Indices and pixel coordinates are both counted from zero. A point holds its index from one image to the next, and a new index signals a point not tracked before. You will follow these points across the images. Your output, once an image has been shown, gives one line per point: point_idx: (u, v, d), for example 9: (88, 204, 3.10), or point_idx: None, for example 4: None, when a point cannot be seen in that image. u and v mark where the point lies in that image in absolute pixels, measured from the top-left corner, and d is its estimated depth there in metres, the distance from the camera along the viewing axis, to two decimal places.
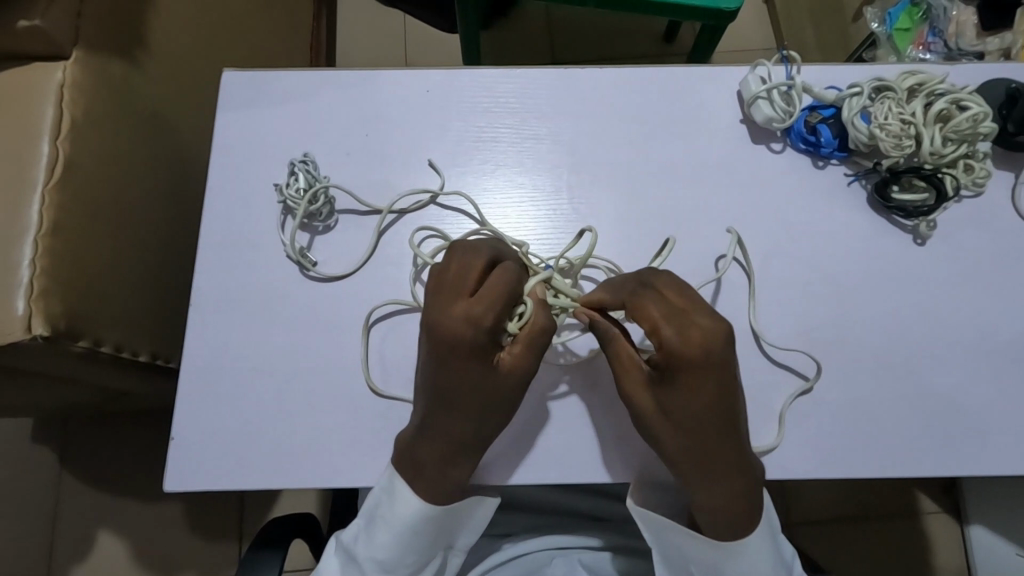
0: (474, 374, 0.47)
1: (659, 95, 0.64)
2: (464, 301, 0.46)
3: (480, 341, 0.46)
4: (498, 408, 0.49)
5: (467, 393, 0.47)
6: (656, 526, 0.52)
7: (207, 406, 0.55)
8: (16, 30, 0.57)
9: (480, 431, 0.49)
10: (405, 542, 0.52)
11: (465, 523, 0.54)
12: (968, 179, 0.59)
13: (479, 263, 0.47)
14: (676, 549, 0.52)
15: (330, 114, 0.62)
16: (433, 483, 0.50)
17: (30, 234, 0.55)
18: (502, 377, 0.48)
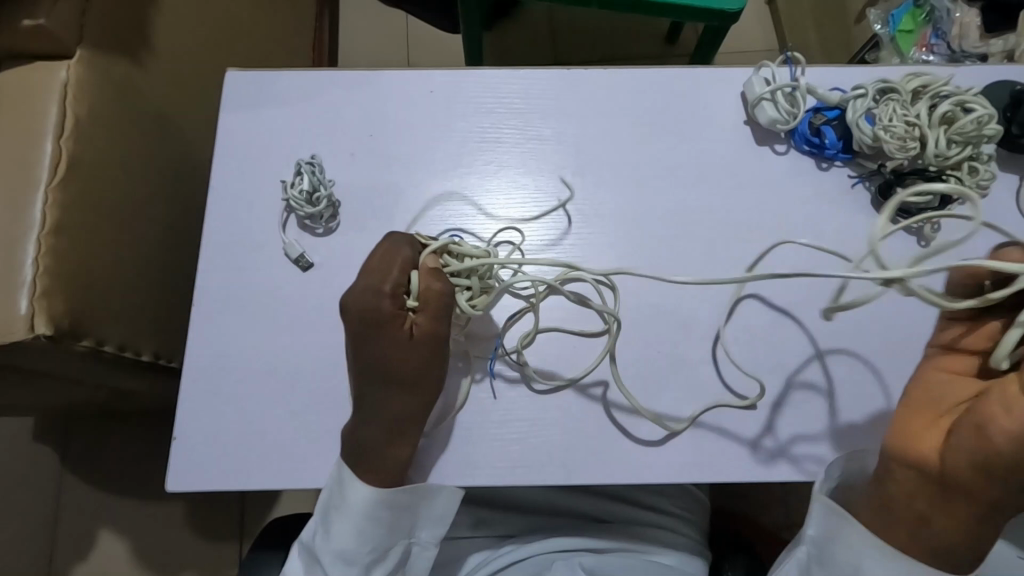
0: (382, 343, 0.50)
1: (663, 97, 0.63)
2: (369, 275, 0.50)
3: (385, 310, 0.50)
4: (415, 377, 0.50)
5: (382, 363, 0.50)
6: (845, 528, 0.47)
7: (210, 406, 0.54)
8: (20, 29, 0.57)
9: (406, 401, 0.50)
10: (358, 530, 0.51)
11: (421, 510, 0.53)
12: (973, 181, 0.58)
13: (383, 242, 0.52)
14: (843, 565, 0.47)
15: (334, 114, 0.62)
16: (374, 464, 0.50)
17: (33, 233, 0.55)
18: (413, 344, 0.50)
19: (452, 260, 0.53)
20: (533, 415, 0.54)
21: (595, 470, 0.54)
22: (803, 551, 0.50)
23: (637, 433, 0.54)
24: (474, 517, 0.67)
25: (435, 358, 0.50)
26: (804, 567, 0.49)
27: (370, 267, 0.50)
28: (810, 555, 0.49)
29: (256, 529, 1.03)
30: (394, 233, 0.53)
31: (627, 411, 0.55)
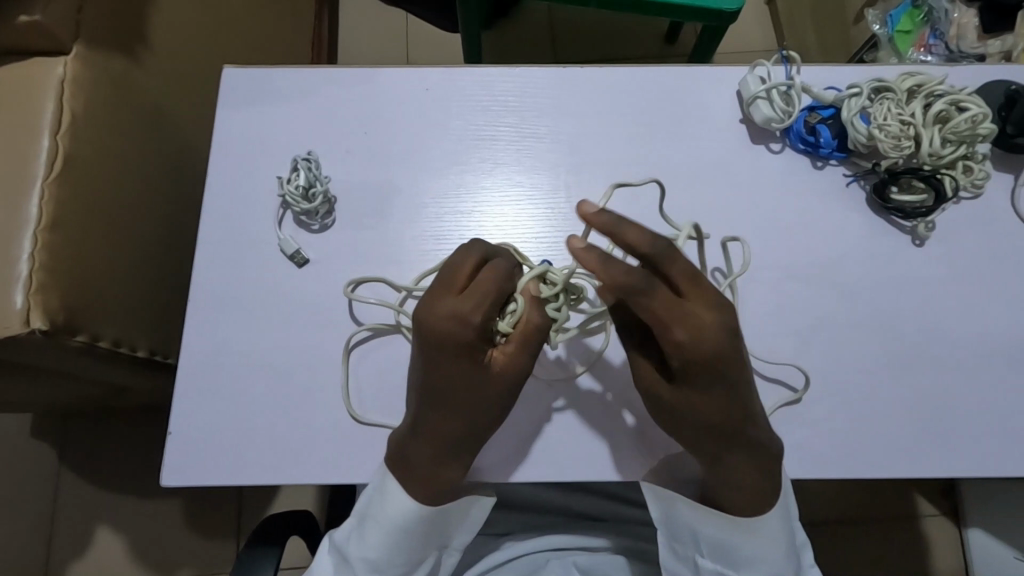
0: (466, 373, 0.47)
1: (658, 95, 0.64)
2: (461, 299, 0.45)
3: (475, 341, 0.45)
4: (490, 410, 0.48)
5: (461, 392, 0.47)
6: (666, 504, 0.52)
7: (205, 402, 0.55)
8: (17, 25, 0.57)
9: (472, 430, 0.48)
10: (395, 541, 0.52)
11: (457, 521, 0.54)
12: (966, 180, 0.59)
13: (471, 257, 0.47)
14: (685, 531, 0.52)
15: (330, 111, 0.62)
16: (426, 483, 0.50)
17: (28, 228, 0.55)
18: (492, 375, 0.47)
19: (546, 288, 0.48)
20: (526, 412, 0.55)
21: (588, 466, 0.54)
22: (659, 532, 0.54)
23: (632, 431, 0.54)
24: None
25: (512, 391, 0.48)
26: (668, 546, 0.54)
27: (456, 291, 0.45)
28: (664, 532, 0.54)
29: (253, 526, 1.03)
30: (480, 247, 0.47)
31: (621, 409, 0.55)
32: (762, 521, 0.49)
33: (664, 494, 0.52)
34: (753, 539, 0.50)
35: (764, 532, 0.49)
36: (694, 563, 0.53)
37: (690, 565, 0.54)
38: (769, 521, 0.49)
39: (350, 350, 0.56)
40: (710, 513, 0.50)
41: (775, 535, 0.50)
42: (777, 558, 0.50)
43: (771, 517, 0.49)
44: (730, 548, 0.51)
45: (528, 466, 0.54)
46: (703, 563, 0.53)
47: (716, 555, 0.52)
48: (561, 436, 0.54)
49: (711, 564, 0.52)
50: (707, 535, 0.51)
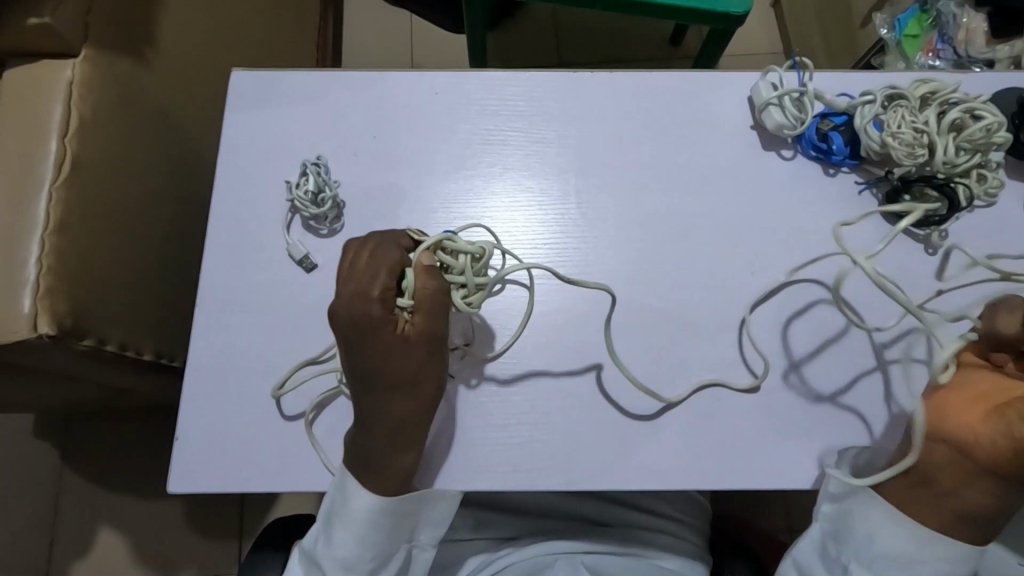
0: (387, 349, 0.49)
1: (669, 100, 0.63)
2: (366, 277, 0.49)
3: (383, 314, 0.49)
4: (419, 380, 0.49)
5: (387, 367, 0.49)
6: (852, 496, 0.50)
7: (211, 408, 0.54)
8: (26, 27, 0.57)
9: (406, 406, 0.49)
10: (361, 536, 0.51)
11: (422, 513, 0.53)
12: (981, 189, 0.58)
13: (368, 245, 0.51)
14: (860, 533, 0.49)
15: (338, 115, 0.62)
16: (384, 474, 0.50)
17: (36, 232, 0.54)
18: (410, 346, 0.49)
19: (446, 257, 0.51)
20: (535, 418, 0.54)
21: (597, 474, 0.53)
22: (818, 529, 0.51)
23: (642, 440, 0.54)
24: (474, 519, 0.67)
25: (434, 357, 0.50)
26: (815, 541, 0.51)
27: (356, 274, 0.49)
28: (820, 526, 0.51)
29: (256, 528, 1.03)
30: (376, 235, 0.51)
31: (631, 417, 0.54)
32: (959, 552, 0.48)
33: (867, 490, 0.49)
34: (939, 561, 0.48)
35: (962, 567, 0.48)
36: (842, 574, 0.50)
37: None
38: (969, 557, 0.48)
39: (311, 424, 0.54)
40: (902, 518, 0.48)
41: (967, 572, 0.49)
42: None
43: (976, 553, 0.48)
44: (905, 565, 0.48)
45: (535, 475, 0.53)
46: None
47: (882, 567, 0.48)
48: (569, 445, 0.54)
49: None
50: (889, 546, 0.48)
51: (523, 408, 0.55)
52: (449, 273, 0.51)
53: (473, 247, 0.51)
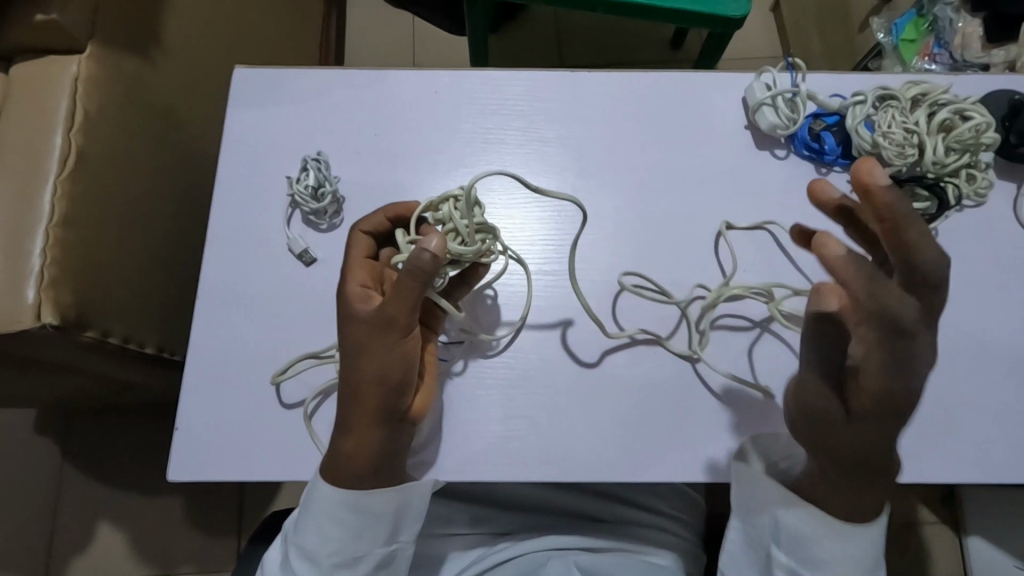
0: (347, 326, 0.48)
1: (666, 101, 0.64)
2: (352, 255, 0.51)
3: (351, 290, 0.49)
4: (376, 359, 0.47)
5: (346, 345, 0.48)
6: (754, 488, 0.51)
7: (211, 399, 0.55)
8: (34, 23, 0.58)
9: (362, 387, 0.48)
10: (329, 531, 0.50)
11: (402, 510, 0.52)
12: (970, 189, 0.59)
13: (359, 230, 0.52)
14: (768, 524, 0.51)
15: (339, 112, 0.63)
16: (338, 465, 0.49)
17: (42, 224, 0.55)
18: (369, 321, 0.47)
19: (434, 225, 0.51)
20: (531, 411, 0.55)
21: (592, 468, 0.54)
22: (736, 519, 0.53)
23: (635, 434, 0.55)
24: (470, 514, 0.67)
25: (393, 335, 0.47)
26: (739, 529, 0.53)
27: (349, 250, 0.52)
28: (738, 515, 0.53)
29: (254, 523, 1.04)
30: (365, 219, 0.52)
31: (625, 411, 0.55)
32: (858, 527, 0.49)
33: (765, 486, 0.51)
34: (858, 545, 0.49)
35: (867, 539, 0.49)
36: (767, 558, 0.51)
37: (764, 561, 0.52)
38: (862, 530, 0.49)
39: (310, 418, 0.54)
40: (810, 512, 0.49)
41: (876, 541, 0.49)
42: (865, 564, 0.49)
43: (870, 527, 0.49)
44: (810, 545, 0.49)
45: (530, 467, 0.54)
46: (777, 557, 0.50)
47: (793, 548, 0.50)
48: (562, 438, 0.55)
49: (785, 559, 0.50)
50: (789, 524, 0.50)
51: (517, 399, 0.55)
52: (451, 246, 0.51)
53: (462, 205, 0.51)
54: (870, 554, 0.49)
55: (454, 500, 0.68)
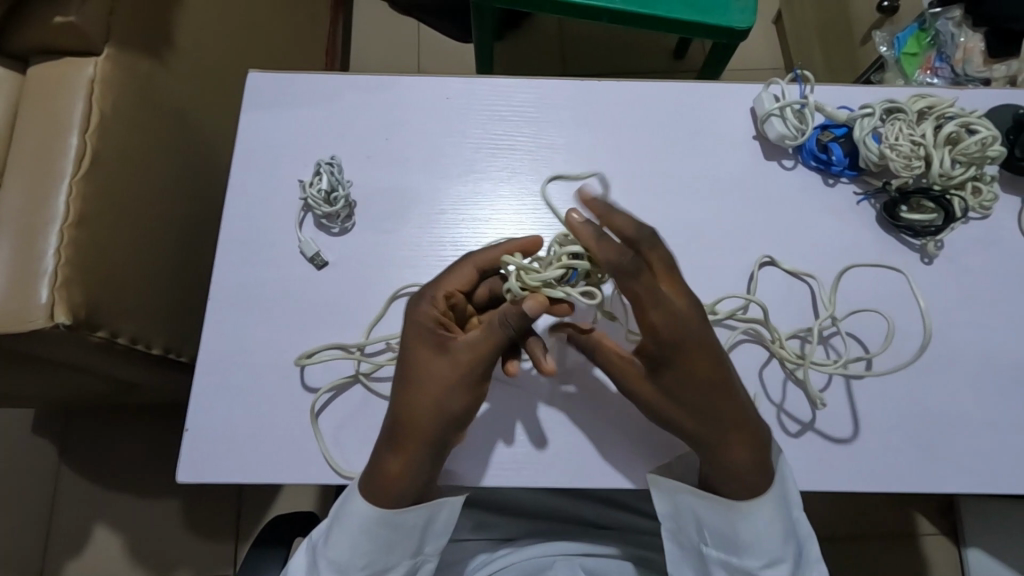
0: (428, 357, 0.49)
1: (676, 110, 0.65)
2: (445, 282, 0.50)
3: (437, 321, 0.49)
4: (457, 395, 0.49)
5: (420, 374, 0.48)
6: (672, 500, 0.53)
7: (221, 401, 0.55)
8: (53, 25, 0.59)
9: (437, 422, 0.48)
10: (360, 546, 0.51)
11: (430, 523, 0.52)
12: (975, 202, 0.60)
13: (469, 263, 0.50)
14: (687, 515, 0.53)
15: (351, 117, 0.64)
16: (377, 481, 0.50)
17: (56, 223, 0.56)
18: (462, 360, 0.48)
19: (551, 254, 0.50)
20: (541, 415, 0.55)
21: (601, 473, 0.54)
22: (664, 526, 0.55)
23: (645, 439, 0.55)
24: (476, 519, 0.67)
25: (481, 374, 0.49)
26: (671, 534, 0.55)
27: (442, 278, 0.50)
28: (668, 522, 0.54)
29: (254, 527, 1.03)
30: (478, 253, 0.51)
31: (634, 416, 0.55)
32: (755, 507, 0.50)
33: (671, 483, 0.52)
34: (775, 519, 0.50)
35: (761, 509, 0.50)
36: (699, 554, 0.54)
37: (695, 555, 0.54)
38: (766, 506, 0.50)
39: (317, 414, 0.55)
40: (705, 496, 0.51)
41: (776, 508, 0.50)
42: (779, 534, 0.50)
43: (769, 502, 0.50)
44: (730, 533, 0.51)
45: (539, 470, 0.54)
46: (707, 553, 0.53)
47: (719, 540, 0.52)
48: (572, 444, 0.55)
49: (715, 554, 0.52)
50: (707, 521, 0.52)
51: (526, 404, 0.56)
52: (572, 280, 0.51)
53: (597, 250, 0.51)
54: (784, 523, 0.50)
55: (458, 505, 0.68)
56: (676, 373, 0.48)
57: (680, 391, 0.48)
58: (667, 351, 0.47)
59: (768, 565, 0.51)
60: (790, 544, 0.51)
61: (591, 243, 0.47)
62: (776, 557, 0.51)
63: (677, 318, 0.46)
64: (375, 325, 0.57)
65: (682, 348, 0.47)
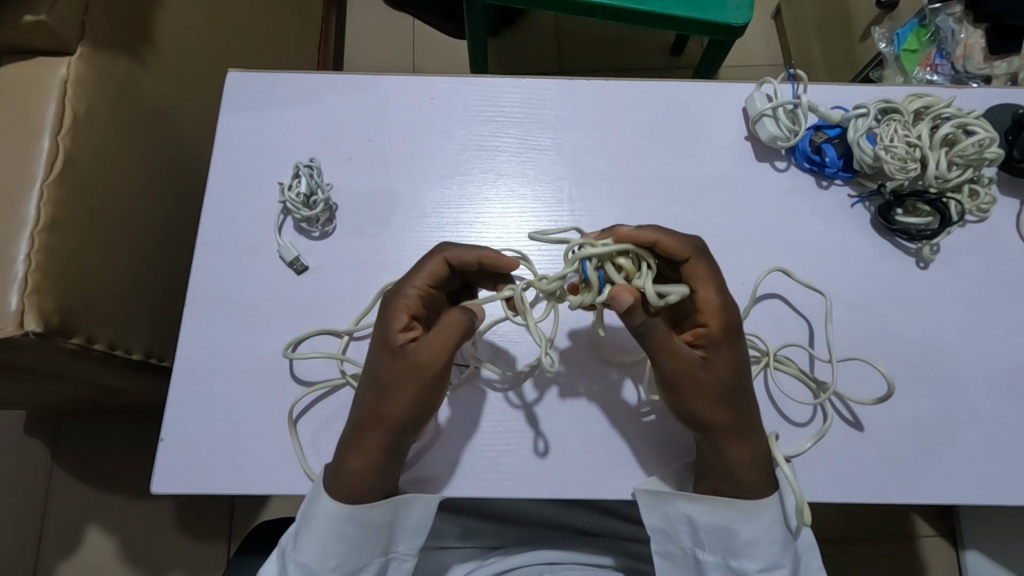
0: (384, 348, 0.49)
1: (665, 110, 0.63)
2: (421, 270, 0.50)
3: (403, 309, 0.49)
4: (397, 392, 0.48)
5: (376, 365, 0.49)
6: (664, 507, 0.51)
7: (197, 409, 0.54)
8: (22, 24, 0.57)
9: (386, 416, 0.48)
10: (330, 547, 0.49)
11: (399, 521, 0.51)
12: (973, 205, 0.58)
13: (441, 255, 0.50)
14: (680, 524, 0.52)
15: (333, 118, 0.62)
16: (341, 480, 0.49)
17: (27, 229, 0.54)
18: (409, 362, 0.48)
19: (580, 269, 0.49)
20: (523, 425, 0.54)
21: (584, 483, 0.53)
22: (656, 540, 0.53)
23: (629, 449, 0.54)
24: (463, 527, 0.66)
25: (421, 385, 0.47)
26: (663, 550, 0.53)
27: (418, 269, 0.50)
28: (660, 534, 0.53)
29: (245, 530, 1.02)
30: (454, 248, 0.50)
31: (619, 425, 0.54)
32: (757, 504, 0.49)
33: (662, 492, 0.51)
34: (770, 521, 0.49)
35: (761, 512, 0.49)
36: (695, 560, 0.52)
37: (691, 563, 0.52)
38: (766, 508, 0.49)
39: (295, 421, 0.53)
40: (696, 499, 0.50)
41: (774, 511, 0.49)
42: (776, 535, 0.49)
43: (771, 502, 0.49)
44: (728, 535, 0.50)
45: (520, 480, 0.53)
46: (703, 558, 0.51)
47: (716, 547, 0.51)
48: (554, 453, 0.53)
49: (712, 559, 0.51)
50: (703, 526, 0.50)
51: (509, 413, 0.54)
52: (596, 292, 0.47)
53: (612, 248, 0.46)
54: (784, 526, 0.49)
55: (445, 513, 0.67)
56: (724, 354, 0.48)
57: (721, 382, 0.48)
58: (722, 331, 0.48)
59: (764, 571, 0.49)
60: (790, 548, 0.49)
61: (656, 234, 0.48)
62: (776, 563, 0.49)
63: (725, 300, 0.48)
64: (362, 319, 0.56)
65: (737, 330, 0.48)
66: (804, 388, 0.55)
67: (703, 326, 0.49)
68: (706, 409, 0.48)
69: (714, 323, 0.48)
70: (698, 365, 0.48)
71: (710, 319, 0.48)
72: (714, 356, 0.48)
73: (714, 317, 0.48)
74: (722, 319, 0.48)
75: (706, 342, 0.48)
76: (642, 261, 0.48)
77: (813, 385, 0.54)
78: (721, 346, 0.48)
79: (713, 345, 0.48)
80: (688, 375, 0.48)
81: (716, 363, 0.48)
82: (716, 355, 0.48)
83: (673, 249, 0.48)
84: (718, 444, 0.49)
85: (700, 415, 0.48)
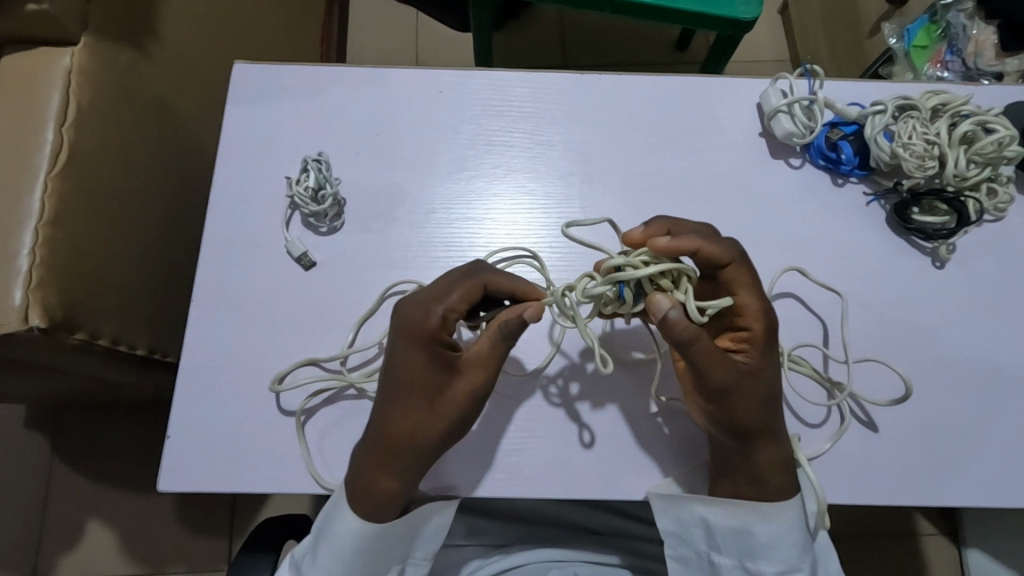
0: (415, 369, 0.47)
1: (678, 106, 0.62)
2: (455, 290, 0.48)
3: (443, 330, 0.47)
4: (434, 414, 0.47)
5: (405, 385, 0.47)
6: (677, 511, 0.51)
7: (202, 406, 0.53)
8: (25, 13, 0.56)
9: (423, 436, 0.47)
10: (352, 559, 0.49)
11: (418, 530, 0.51)
12: (990, 203, 0.58)
13: (481, 277, 0.49)
14: (697, 529, 0.51)
15: (342, 111, 0.61)
16: (368, 497, 0.48)
17: (30, 222, 0.53)
18: (452, 384, 0.47)
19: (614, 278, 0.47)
20: (534, 424, 0.53)
21: (595, 482, 0.52)
22: (670, 546, 0.53)
23: (641, 448, 0.53)
24: (470, 525, 0.66)
25: (469, 407, 0.48)
26: (679, 555, 0.53)
27: (447, 288, 0.48)
28: (677, 540, 0.52)
29: (246, 526, 1.02)
30: (490, 274, 0.49)
31: (631, 425, 0.54)
32: (779, 509, 0.48)
33: (678, 498, 0.51)
34: (789, 527, 0.48)
35: (779, 516, 0.48)
36: (710, 563, 0.52)
37: (707, 566, 0.52)
38: (785, 511, 0.49)
39: (302, 424, 0.53)
40: (715, 505, 0.50)
41: (793, 516, 0.49)
42: (801, 540, 0.49)
43: (791, 506, 0.49)
44: (746, 538, 0.50)
45: (531, 480, 0.52)
46: (720, 562, 0.51)
47: (736, 552, 0.50)
48: (565, 453, 0.53)
49: (728, 562, 0.51)
50: (719, 530, 0.50)
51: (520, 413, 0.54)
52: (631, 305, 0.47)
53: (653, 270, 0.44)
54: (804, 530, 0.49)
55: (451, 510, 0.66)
56: (765, 360, 0.48)
57: (761, 386, 0.47)
58: (763, 334, 0.48)
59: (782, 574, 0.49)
60: (809, 551, 0.49)
61: (695, 240, 0.47)
62: (796, 566, 0.49)
63: (763, 303, 0.48)
64: (366, 321, 0.55)
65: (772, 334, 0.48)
66: (816, 384, 0.54)
67: (745, 331, 0.48)
68: (746, 414, 0.47)
69: (756, 327, 0.48)
70: (743, 372, 0.47)
71: (752, 323, 0.48)
72: (755, 360, 0.48)
73: (755, 321, 0.48)
74: (763, 323, 0.48)
75: (750, 347, 0.48)
76: (685, 277, 0.46)
77: (824, 381, 0.54)
78: (761, 350, 0.48)
79: (755, 350, 0.48)
80: (738, 381, 0.46)
81: (756, 365, 0.48)
82: (756, 359, 0.48)
83: (717, 252, 0.47)
84: (749, 450, 0.48)
85: (742, 423, 0.47)
